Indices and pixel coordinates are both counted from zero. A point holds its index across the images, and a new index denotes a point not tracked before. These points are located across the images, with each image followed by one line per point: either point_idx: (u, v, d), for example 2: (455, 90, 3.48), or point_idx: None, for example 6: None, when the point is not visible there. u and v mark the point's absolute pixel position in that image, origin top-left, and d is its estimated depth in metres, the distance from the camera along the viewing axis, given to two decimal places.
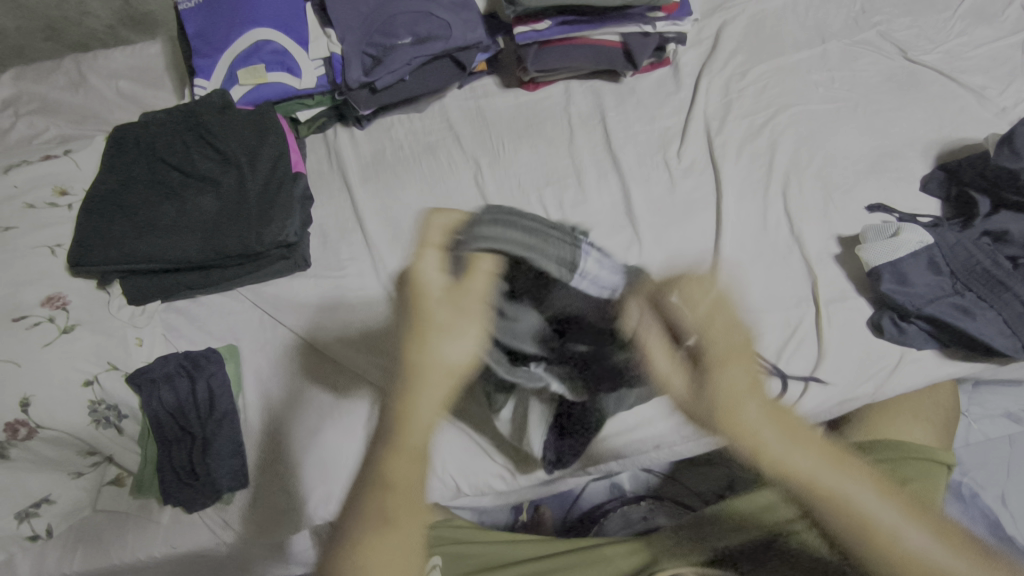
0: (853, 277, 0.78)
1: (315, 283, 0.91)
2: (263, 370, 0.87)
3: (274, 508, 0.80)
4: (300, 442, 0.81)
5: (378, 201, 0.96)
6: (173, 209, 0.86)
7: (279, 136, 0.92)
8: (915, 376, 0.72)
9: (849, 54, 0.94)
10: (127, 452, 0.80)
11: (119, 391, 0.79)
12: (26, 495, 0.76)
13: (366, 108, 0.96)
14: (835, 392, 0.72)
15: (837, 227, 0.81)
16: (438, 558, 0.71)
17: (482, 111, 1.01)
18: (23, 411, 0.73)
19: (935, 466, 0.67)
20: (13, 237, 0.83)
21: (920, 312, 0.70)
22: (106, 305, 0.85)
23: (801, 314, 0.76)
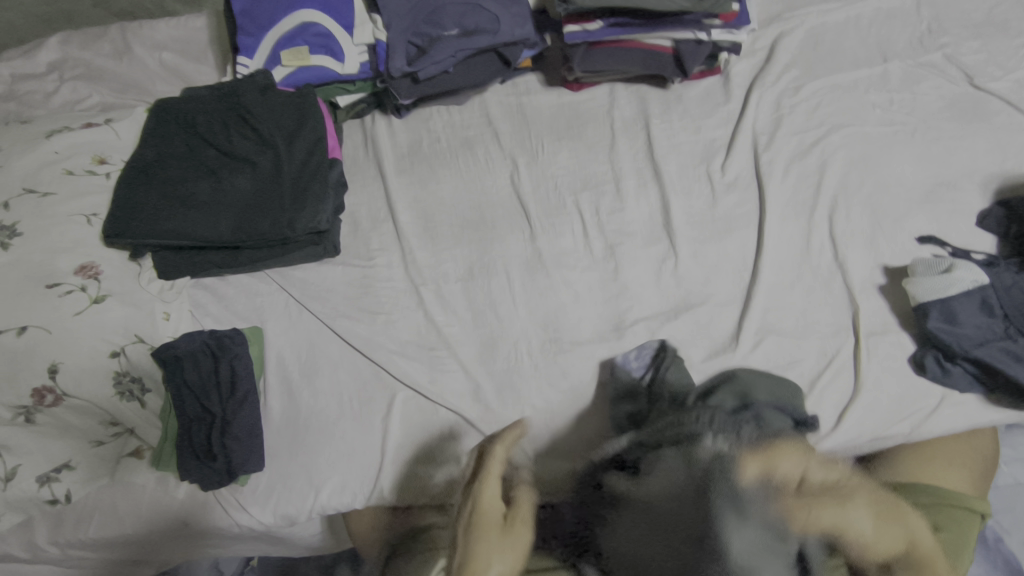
0: (896, 310, 0.75)
1: (343, 271, 0.91)
2: (286, 355, 0.87)
3: (292, 498, 0.80)
4: (318, 430, 0.81)
5: (412, 192, 0.95)
6: (208, 188, 0.86)
7: (317, 120, 0.91)
8: (954, 420, 0.69)
9: (911, 76, 0.90)
10: (148, 427, 0.81)
11: (146, 362, 0.80)
12: (48, 459, 0.77)
13: (407, 98, 0.95)
14: (867, 428, 0.70)
15: (884, 257, 0.78)
16: None
17: (523, 108, 0.99)
18: (51, 377, 0.75)
19: (966, 514, 0.67)
20: (51, 203, 0.83)
21: (967, 354, 0.68)
22: (137, 278, 0.85)
23: (838, 345, 0.74)
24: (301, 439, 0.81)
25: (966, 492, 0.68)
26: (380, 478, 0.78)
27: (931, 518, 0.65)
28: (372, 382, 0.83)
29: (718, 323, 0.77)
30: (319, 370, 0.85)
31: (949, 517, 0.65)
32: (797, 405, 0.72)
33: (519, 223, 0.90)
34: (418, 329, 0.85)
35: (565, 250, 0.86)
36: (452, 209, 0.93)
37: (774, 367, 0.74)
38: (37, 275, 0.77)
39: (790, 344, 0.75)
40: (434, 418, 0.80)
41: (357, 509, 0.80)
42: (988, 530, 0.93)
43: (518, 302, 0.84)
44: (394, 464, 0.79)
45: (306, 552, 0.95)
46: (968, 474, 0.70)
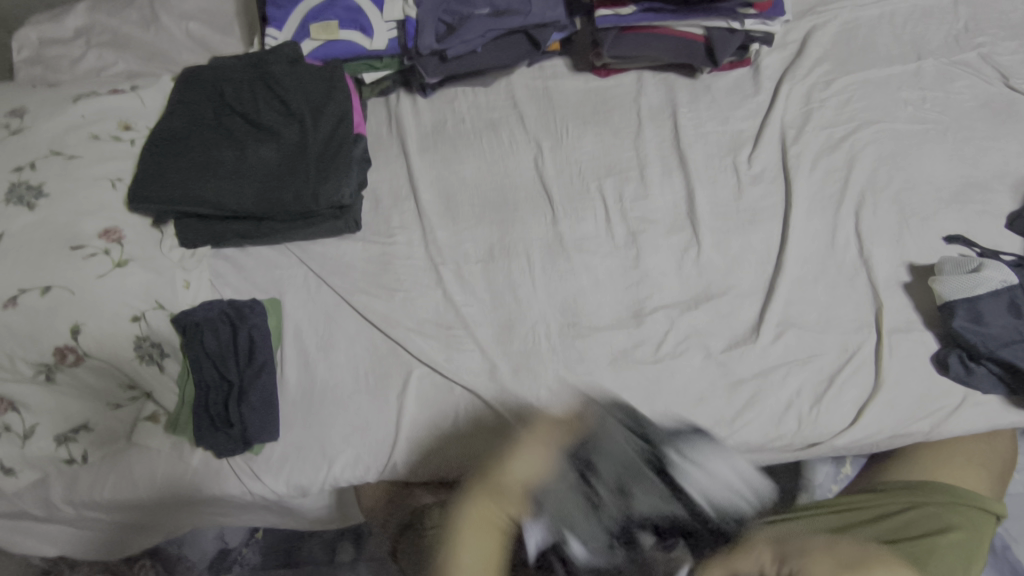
0: (920, 308, 0.75)
1: (363, 247, 0.91)
2: (304, 327, 0.87)
3: (308, 469, 0.79)
4: (333, 403, 0.82)
5: (435, 171, 0.95)
6: (233, 158, 0.86)
7: (344, 95, 0.91)
8: (974, 421, 0.69)
9: (945, 74, 0.88)
10: (165, 392, 0.81)
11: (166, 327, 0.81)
12: (67, 419, 0.79)
13: (433, 77, 0.95)
14: (885, 425, 0.69)
15: (910, 254, 0.77)
16: None
17: (549, 92, 0.99)
18: (72, 338, 0.75)
19: (981, 514, 0.66)
20: (77, 166, 0.84)
21: (992, 354, 0.67)
22: (159, 245, 0.86)
23: (859, 341, 0.73)
24: (316, 411, 0.82)
25: (982, 492, 0.68)
26: (393, 454, 0.78)
27: (946, 517, 0.65)
28: (389, 359, 0.83)
29: (740, 315, 0.77)
30: (337, 343, 0.85)
31: (963, 516, 0.65)
32: (815, 400, 0.71)
33: (541, 207, 0.89)
34: (436, 308, 0.85)
35: (586, 235, 0.86)
36: (474, 189, 0.93)
37: (794, 360, 0.73)
38: (62, 236, 0.78)
39: (811, 338, 0.74)
40: (449, 397, 0.80)
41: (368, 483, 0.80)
42: (997, 537, 0.93)
43: (538, 285, 0.84)
44: (407, 441, 0.78)
45: (313, 526, 0.96)
46: (984, 475, 0.69)
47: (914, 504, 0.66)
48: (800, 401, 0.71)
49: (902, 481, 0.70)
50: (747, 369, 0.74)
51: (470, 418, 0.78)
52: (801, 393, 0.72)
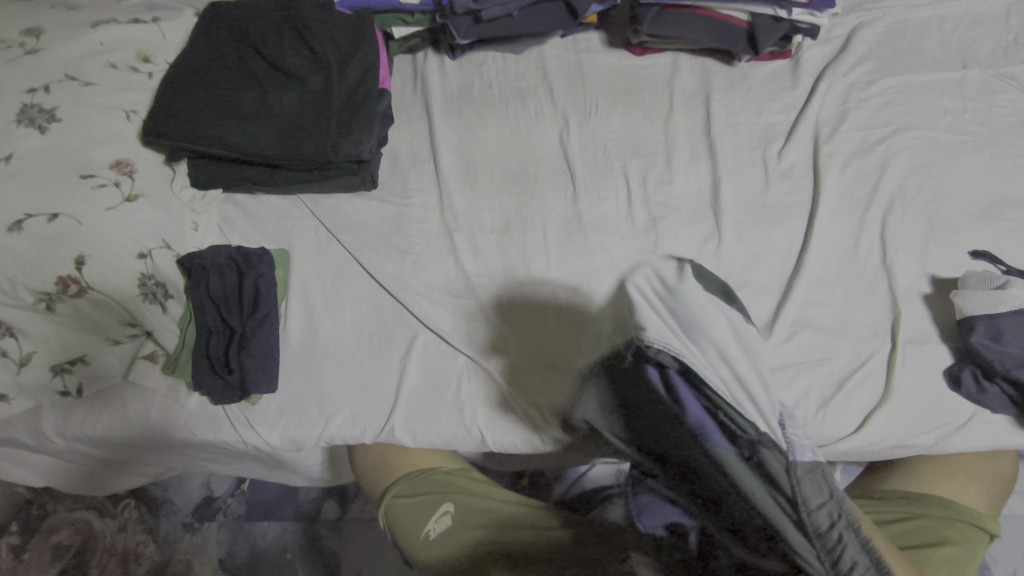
0: (938, 320, 0.74)
1: (378, 206, 0.89)
2: (311, 282, 0.85)
3: (304, 425, 0.79)
4: (334, 360, 0.81)
5: (457, 136, 0.92)
6: (254, 100, 0.83)
7: (372, 49, 0.89)
8: (981, 438, 0.68)
9: (989, 86, 0.86)
10: (167, 334, 0.80)
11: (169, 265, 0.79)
12: (64, 351, 0.77)
13: (464, 38, 0.92)
14: (890, 434, 0.69)
15: (933, 266, 0.76)
16: (449, 505, 0.72)
17: (581, 65, 0.96)
18: (77, 268, 0.73)
19: (975, 531, 0.66)
20: (92, 94, 0.81)
21: (1007, 374, 0.66)
22: (169, 183, 0.84)
23: (873, 348, 0.72)
24: (316, 366, 0.81)
25: (979, 510, 0.68)
26: (391, 417, 0.76)
27: (940, 531, 0.65)
28: (394, 321, 0.82)
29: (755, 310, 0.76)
30: (343, 301, 0.84)
31: (958, 532, 0.65)
32: (823, 402, 0.70)
33: (562, 181, 0.87)
34: (447, 274, 0.84)
35: (606, 215, 0.84)
36: (495, 158, 0.90)
37: (806, 360, 0.72)
38: (72, 163, 0.75)
39: (825, 340, 0.73)
40: (452, 365, 0.79)
41: (363, 444, 0.79)
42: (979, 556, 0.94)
43: (552, 261, 0.82)
44: (407, 405, 0.77)
45: (300, 481, 0.96)
46: (982, 493, 0.69)
47: (909, 514, 0.66)
48: (808, 402, 0.70)
49: (901, 490, 0.70)
50: None
51: (471, 388, 0.77)
52: (810, 394, 0.71)
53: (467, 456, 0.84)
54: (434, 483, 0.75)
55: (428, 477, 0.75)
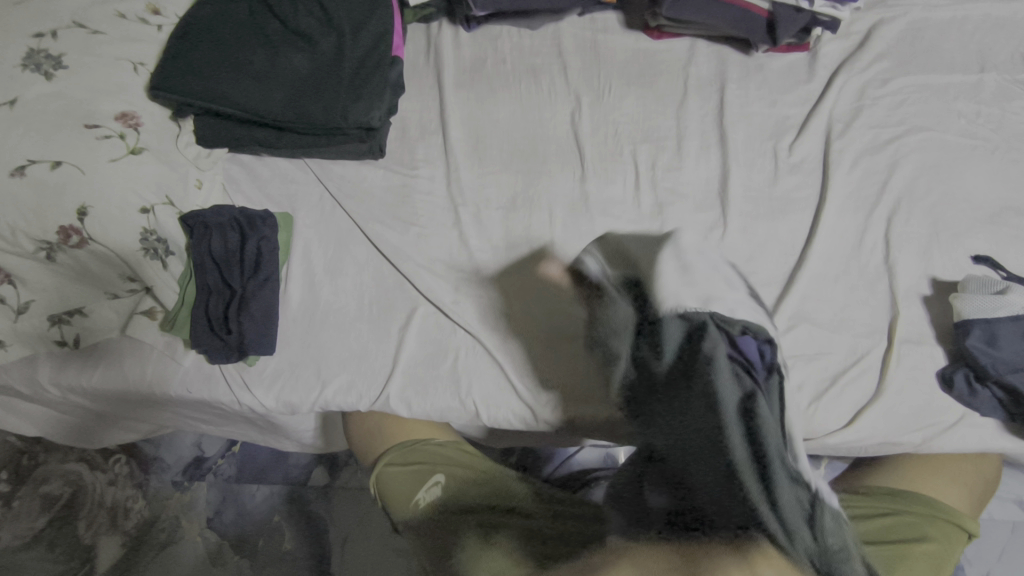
0: (936, 322, 0.74)
1: (384, 175, 0.89)
2: (313, 247, 0.85)
3: (302, 389, 0.79)
4: (333, 326, 0.81)
5: (467, 110, 0.91)
6: (264, 59, 0.82)
7: (386, 15, 0.88)
8: (967, 440, 0.69)
9: (1004, 91, 0.86)
10: (166, 291, 0.79)
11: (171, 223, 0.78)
12: (63, 302, 0.77)
13: (480, 10, 0.91)
14: (880, 430, 0.69)
15: (934, 268, 0.76)
16: (440, 476, 0.73)
17: (596, 45, 0.95)
18: (78, 219, 0.73)
19: (955, 531, 0.67)
20: (99, 43, 0.80)
21: (1001, 378, 0.67)
22: (175, 139, 0.83)
23: (868, 346, 0.73)
24: (315, 331, 0.81)
25: (960, 509, 0.68)
26: (387, 387, 0.77)
27: (920, 528, 0.66)
28: (395, 291, 0.82)
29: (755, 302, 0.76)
30: (344, 268, 0.84)
31: (938, 530, 0.66)
32: (815, 396, 0.71)
33: (571, 161, 0.87)
34: (450, 248, 0.84)
35: (613, 199, 0.84)
36: (505, 134, 0.90)
37: (802, 354, 0.73)
38: (77, 112, 0.74)
39: (822, 335, 0.74)
40: (451, 338, 0.79)
41: (357, 411, 0.79)
42: None
43: (557, 241, 0.82)
44: (403, 375, 0.77)
45: (292, 445, 0.96)
46: (966, 494, 0.70)
47: (891, 510, 0.67)
48: (801, 395, 0.71)
49: (887, 486, 0.70)
50: None
51: (469, 362, 0.78)
52: (803, 387, 0.71)
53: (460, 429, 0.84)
54: (424, 454, 0.75)
55: (419, 447, 0.75)
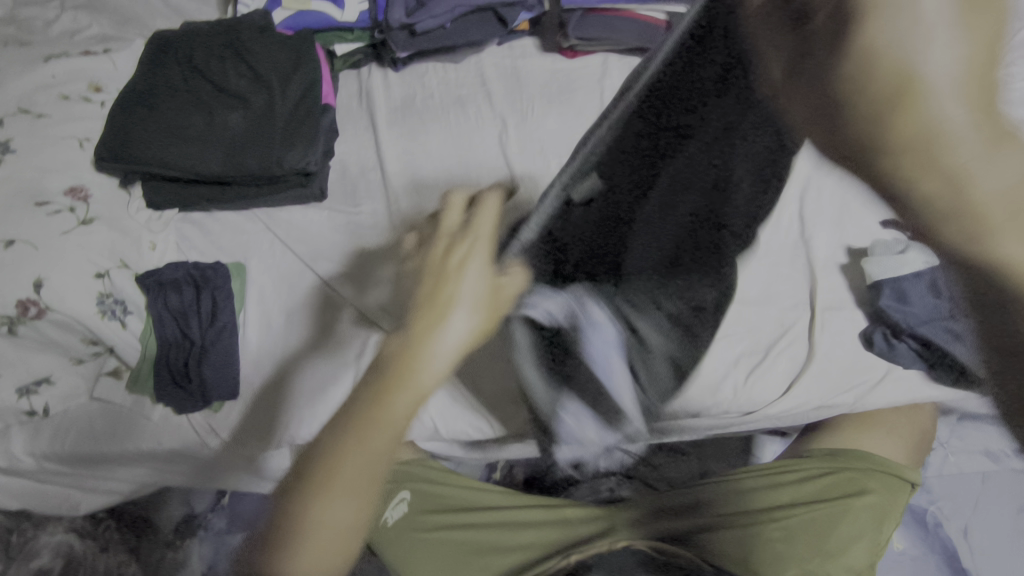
0: (852, 287, 0.80)
1: (329, 215, 0.93)
2: (266, 290, 0.89)
3: (270, 427, 0.83)
4: (293, 364, 0.84)
5: (401, 144, 0.97)
6: (200, 122, 0.87)
7: (312, 66, 0.94)
8: (894, 393, 0.73)
9: None
10: (127, 347, 0.82)
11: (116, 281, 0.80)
12: (30, 372, 0.79)
13: (403, 52, 0.98)
14: (814, 396, 0.74)
15: (848, 237, 0.81)
16: (406, 492, 0.74)
17: (517, 70, 1.01)
18: (35, 291, 0.75)
19: (896, 482, 0.71)
20: (44, 125, 0.85)
21: (911, 331, 0.70)
22: (126, 206, 0.88)
23: (794, 319, 0.78)
24: (275, 371, 0.84)
25: (898, 461, 0.72)
26: None
27: (863, 482, 0.70)
28: (343, 322, 0.85)
29: None
30: (298, 305, 0.87)
31: (879, 482, 0.70)
32: (750, 369, 0.76)
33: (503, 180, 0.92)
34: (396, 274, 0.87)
35: None
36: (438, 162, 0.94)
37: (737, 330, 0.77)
38: (27, 192, 0.79)
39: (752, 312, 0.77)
40: None
41: None
42: (929, 514, 1.04)
43: None
44: None
45: (275, 489, 0.99)
46: (905, 446, 0.74)
47: (834, 469, 0.71)
48: (736, 370, 0.76)
49: (828, 447, 0.75)
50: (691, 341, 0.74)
51: None
52: (738, 362, 0.76)
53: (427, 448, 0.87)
54: None
55: None
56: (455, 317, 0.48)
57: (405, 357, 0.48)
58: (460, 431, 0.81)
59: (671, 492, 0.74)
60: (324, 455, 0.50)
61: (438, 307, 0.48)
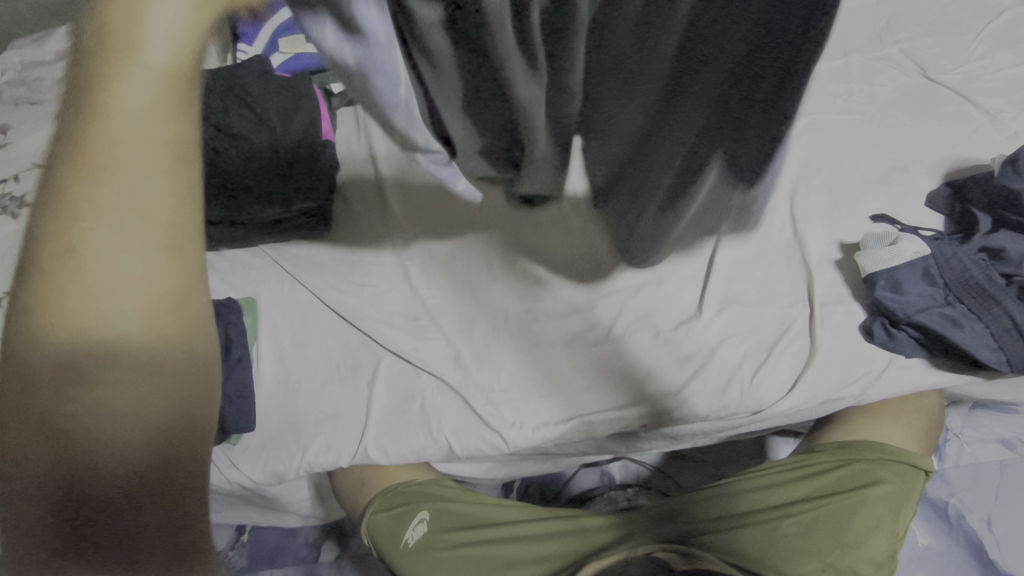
0: (848, 282, 0.80)
1: (334, 247, 0.96)
2: (279, 323, 0.91)
3: (283, 458, 0.82)
4: (307, 393, 0.86)
5: None
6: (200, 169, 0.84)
7: (311, 100, 0.92)
8: (900, 382, 0.74)
9: (869, 69, 0.95)
10: None
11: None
12: None
13: None
14: (819, 390, 0.74)
15: (839, 234, 0.83)
16: (425, 513, 0.76)
17: None
18: None
19: (910, 470, 0.71)
20: None
21: (909, 319, 0.72)
22: None
23: (794, 315, 0.79)
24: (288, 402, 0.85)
25: (910, 449, 0.73)
26: (363, 437, 0.81)
27: (875, 472, 0.71)
28: (356, 347, 0.89)
29: (684, 296, 0.83)
30: (310, 336, 0.90)
31: (891, 470, 0.71)
32: (755, 369, 0.77)
33: None
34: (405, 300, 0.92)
35: None
36: None
37: (734, 333, 0.80)
38: None
39: (750, 313, 0.81)
40: (416, 382, 0.85)
41: (340, 468, 0.83)
42: (949, 506, 1.04)
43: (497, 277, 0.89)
44: (376, 425, 0.82)
45: (294, 520, 1.00)
46: (915, 435, 0.75)
47: (843, 462, 0.72)
48: (742, 371, 0.77)
49: (836, 441, 0.76)
50: (692, 344, 0.80)
51: (435, 402, 0.83)
52: (743, 363, 0.78)
53: (444, 468, 0.88)
54: (408, 496, 0.78)
55: (404, 490, 0.79)
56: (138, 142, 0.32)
57: (99, 202, 0.33)
58: (473, 449, 0.80)
59: (685, 497, 0.75)
60: (123, 413, 0.34)
61: (101, 133, 0.32)
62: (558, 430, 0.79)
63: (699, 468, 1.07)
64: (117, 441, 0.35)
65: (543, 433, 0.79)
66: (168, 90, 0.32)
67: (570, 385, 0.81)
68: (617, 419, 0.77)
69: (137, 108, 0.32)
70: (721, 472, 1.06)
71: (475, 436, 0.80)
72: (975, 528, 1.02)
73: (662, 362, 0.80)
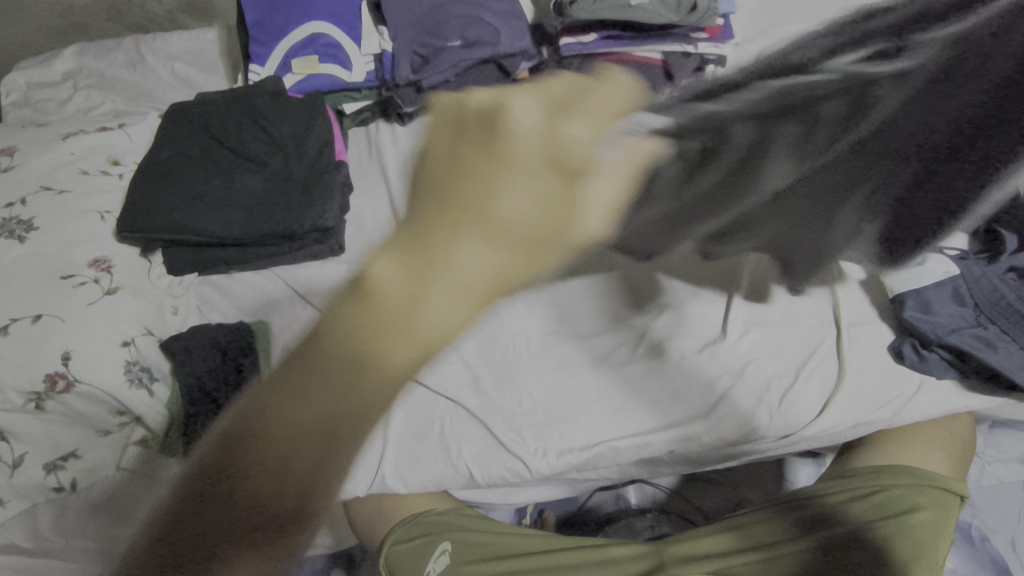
0: (875, 302, 0.79)
1: None
2: None
3: None
4: None
5: None
6: (220, 186, 0.89)
7: (326, 126, 0.95)
8: (932, 405, 0.73)
9: None
10: (153, 413, 0.81)
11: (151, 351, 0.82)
12: (55, 448, 0.79)
13: (411, 107, 0.98)
14: (849, 414, 0.73)
15: None
16: (447, 543, 0.73)
17: None
18: (64, 364, 0.76)
19: (946, 495, 0.70)
20: (67, 200, 0.87)
21: (941, 342, 0.71)
22: (147, 273, 0.89)
23: (821, 336, 0.78)
24: None
25: (944, 474, 0.72)
26: (381, 465, 0.79)
27: (912, 498, 0.69)
28: None
29: (708, 317, 0.82)
30: None
31: (927, 497, 0.69)
32: (783, 392, 0.76)
33: None
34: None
35: None
36: None
37: (762, 354, 0.78)
38: (52, 267, 0.81)
39: (775, 334, 0.79)
40: (434, 408, 0.82)
41: (356, 499, 0.80)
42: (973, 528, 1.02)
43: None
44: (394, 453, 0.80)
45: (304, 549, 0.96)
46: (947, 460, 0.73)
47: (879, 488, 0.70)
48: (770, 393, 0.76)
49: (871, 465, 0.74)
50: (718, 368, 0.78)
51: (455, 429, 0.81)
52: (771, 386, 0.76)
53: (463, 495, 0.85)
54: (429, 527, 0.75)
55: (425, 519, 0.76)
56: (431, 301, 0.27)
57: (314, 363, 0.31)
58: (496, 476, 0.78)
59: (707, 526, 0.73)
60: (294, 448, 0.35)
61: (434, 254, 0.27)
62: (583, 456, 0.77)
63: (717, 492, 1.06)
64: (254, 409, 0.36)
65: (569, 457, 0.77)
66: (513, 257, 0.27)
67: (595, 408, 0.79)
68: (643, 446, 0.76)
69: (472, 262, 0.27)
70: (740, 497, 1.05)
71: (495, 459, 0.78)
72: (999, 550, 1.00)
73: (691, 385, 0.79)
